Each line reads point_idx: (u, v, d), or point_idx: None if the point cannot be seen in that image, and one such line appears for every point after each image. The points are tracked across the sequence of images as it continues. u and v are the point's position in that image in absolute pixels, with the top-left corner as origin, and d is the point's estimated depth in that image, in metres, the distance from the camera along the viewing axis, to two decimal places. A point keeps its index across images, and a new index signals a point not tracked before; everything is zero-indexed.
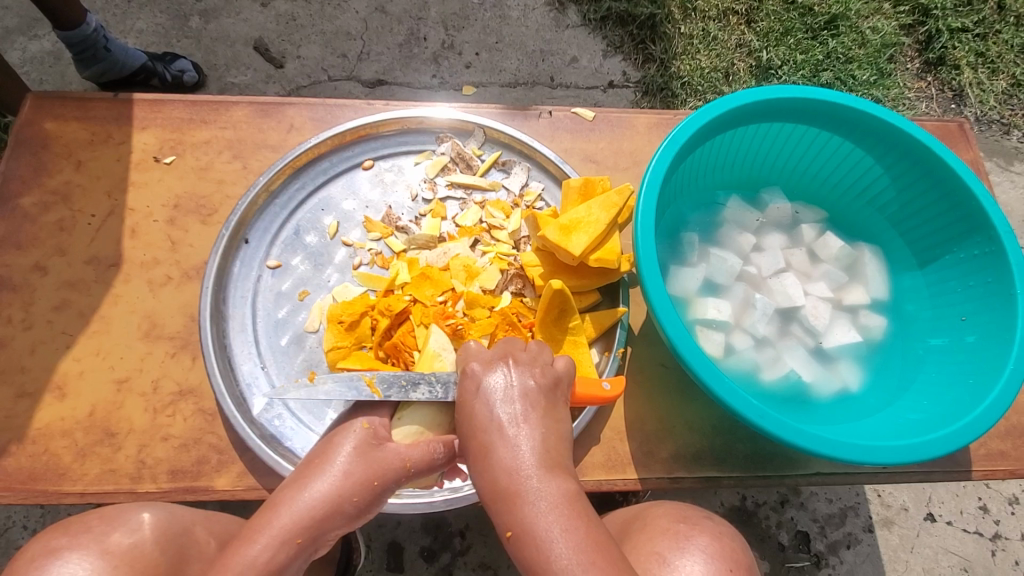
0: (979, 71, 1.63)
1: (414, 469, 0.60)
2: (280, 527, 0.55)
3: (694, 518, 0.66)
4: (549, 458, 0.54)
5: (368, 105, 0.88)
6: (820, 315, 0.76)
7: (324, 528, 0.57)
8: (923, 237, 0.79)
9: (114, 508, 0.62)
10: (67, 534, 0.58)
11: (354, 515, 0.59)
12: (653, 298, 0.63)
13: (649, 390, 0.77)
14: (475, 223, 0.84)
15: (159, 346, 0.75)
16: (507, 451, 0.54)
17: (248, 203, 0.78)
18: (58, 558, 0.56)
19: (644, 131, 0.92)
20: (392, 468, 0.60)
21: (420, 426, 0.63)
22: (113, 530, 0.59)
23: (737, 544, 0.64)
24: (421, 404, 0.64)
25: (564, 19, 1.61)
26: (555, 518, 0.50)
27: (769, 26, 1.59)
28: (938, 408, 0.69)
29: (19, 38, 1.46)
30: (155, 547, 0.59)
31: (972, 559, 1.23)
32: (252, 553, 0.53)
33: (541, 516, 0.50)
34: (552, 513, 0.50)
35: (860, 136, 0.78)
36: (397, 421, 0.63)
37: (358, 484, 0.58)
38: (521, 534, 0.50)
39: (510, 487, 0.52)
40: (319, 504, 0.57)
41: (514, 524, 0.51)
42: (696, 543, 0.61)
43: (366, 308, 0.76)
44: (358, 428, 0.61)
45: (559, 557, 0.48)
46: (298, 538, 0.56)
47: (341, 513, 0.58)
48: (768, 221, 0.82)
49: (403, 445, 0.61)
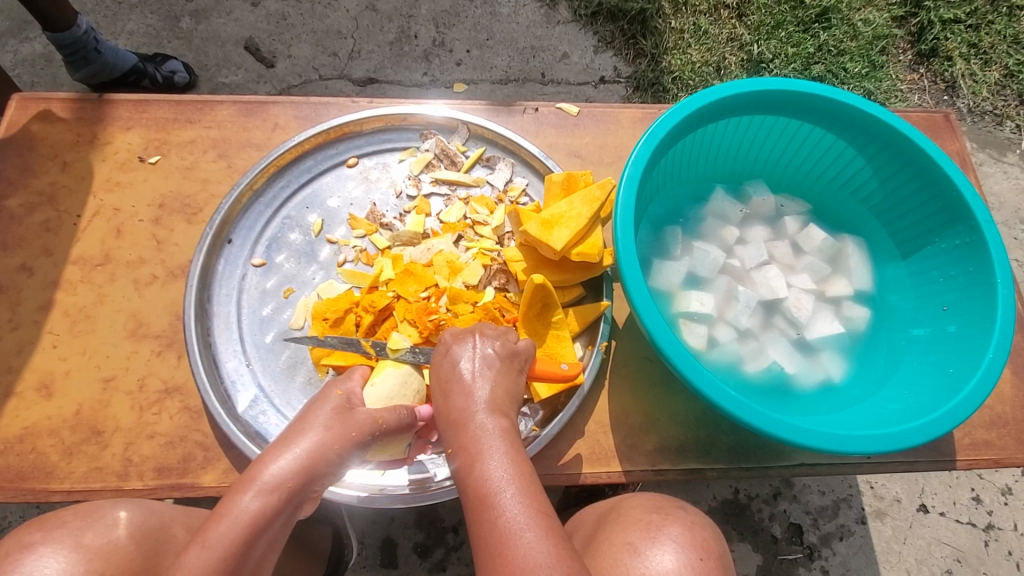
0: (972, 63, 1.62)
1: (384, 427, 0.61)
2: (269, 476, 0.54)
3: (668, 509, 0.66)
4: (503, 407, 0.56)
5: (351, 103, 0.89)
6: (803, 307, 0.76)
7: (314, 476, 0.57)
8: (906, 227, 0.79)
9: (91, 504, 0.62)
10: (41, 529, 0.58)
11: (337, 467, 0.59)
12: (630, 289, 0.64)
13: (633, 383, 0.78)
14: (459, 219, 0.85)
15: (145, 345, 0.75)
16: (467, 387, 0.56)
17: (231, 203, 0.78)
18: (33, 553, 0.55)
19: (629, 126, 0.92)
20: (368, 428, 0.60)
21: (390, 393, 0.66)
22: (88, 526, 0.59)
23: (709, 534, 0.64)
24: (391, 374, 0.68)
25: (555, 15, 1.61)
26: (496, 440, 0.52)
27: (760, 20, 1.58)
28: (919, 398, 0.69)
29: (10, 41, 1.47)
30: (131, 543, 0.60)
31: (964, 550, 1.23)
32: (242, 503, 0.52)
33: (484, 436, 0.53)
34: (491, 436, 0.53)
35: (842, 127, 0.78)
36: (369, 386, 0.66)
37: (340, 437, 0.58)
38: (462, 449, 0.53)
39: (458, 416, 0.55)
40: (308, 459, 0.56)
41: (459, 439, 0.54)
42: (667, 533, 0.62)
43: (350, 305, 0.76)
44: (332, 396, 0.62)
45: (489, 472, 0.50)
46: (289, 483, 0.55)
47: (326, 462, 0.57)
48: (752, 213, 0.82)
49: (375, 409, 0.63)
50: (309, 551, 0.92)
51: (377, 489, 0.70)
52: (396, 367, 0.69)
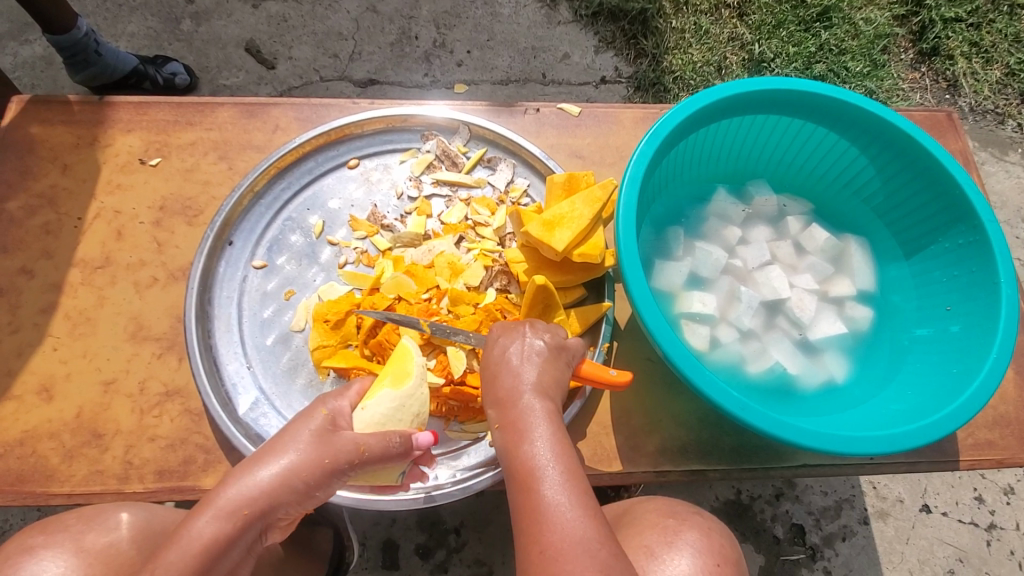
0: (973, 61, 1.62)
1: (365, 455, 0.60)
2: (226, 499, 0.55)
3: (685, 514, 0.66)
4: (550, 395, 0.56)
5: (352, 104, 0.88)
6: (805, 307, 0.76)
7: (276, 502, 0.56)
8: (909, 227, 0.79)
9: (92, 507, 0.62)
10: (43, 532, 0.60)
11: (304, 493, 0.58)
12: (633, 289, 0.63)
13: (634, 384, 0.77)
14: (460, 220, 0.85)
15: (145, 347, 0.75)
16: (519, 366, 0.57)
17: (232, 205, 0.78)
18: (33, 556, 0.57)
19: (631, 126, 0.92)
20: (346, 455, 0.59)
21: (382, 418, 0.63)
22: (89, 529, 0.59)
23: (725, 541, 0.64)
24: (387, 398, 0.64)
25: (555, 15, 1.61)
26: (545, 422, 0.54)
27: (761, 19, 1.58)
28: (922, 398, 0.69)
29: (10, 43, 1.47)
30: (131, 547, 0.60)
31: (967, 550, 1.23)
32: (197, 526, 0.53)
33: (533, 418, 0.54)
34: (539, 420, 0.54)
35: (845, 127, 0.77)
36: (360, 410, 0.63)
37: (312, 464, 0.57)
38: (512, 428, 0.54)
39: (506, 396, 0.56)
40: (270, 484, 0.56)
41: (509, 416, 0.54)
42: (684, 538, 0.61)
43: (351, 306, 0.76)
44: (317, 415, 0.60)
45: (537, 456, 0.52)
46: (245, 510, 0.55)
47: (289, 489, 0.57)
48: (754, 213, 0.82)
49: (361, 434, 0.61)
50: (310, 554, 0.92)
51: (380, 491, 0.70)
52: (394, 389, 0.64)
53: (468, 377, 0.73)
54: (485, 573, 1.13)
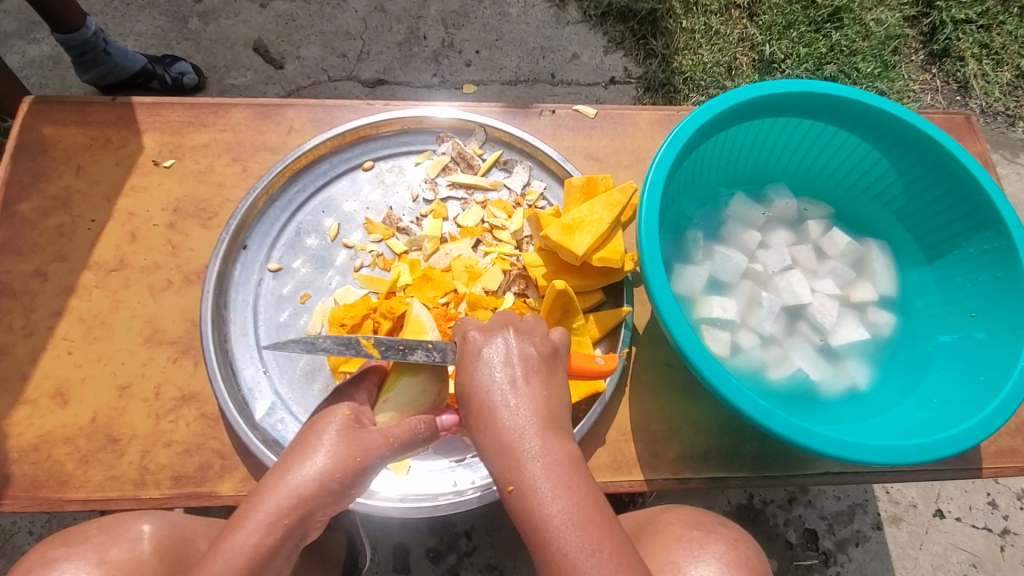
0: (984, 63, 1.61)
1: (396, 444, 0.60)
2: (266, 510, 0.54)
3: (709, 525, 0.67)
4: (543, 421, 0.53)
5: (367, 105, 0.88)
6: (827, 313, 0.75)
7: (313, 506, 0.56)
8: (932, 232, 0.78)
9: (114, 517, 0.62)
10: (64, 545, 0.58)
11: (340, 493, 0.58)
12: (656, 296, 0.63)
13: (654, 391, 0.76)
14: (477, 223, 0.84)
15: (161, 351, 0.75)
16: (508, 409, 0.53)
17: (248, 207, 0.77)
18: (56, 569, 0.56)
19: (647, 128, 0.91)
20: (375, 449, 0.59)
21: (405, 406, 0.63)
22: (112, 541, 0.59)
23: (751, 552, 0.65)
24: (405, 385, 0.64)
25: (565, 15, 1.60)
26: (558, 475, 0.50)
27: (772, 19, 1.57)
28: (948, 406, 0.68)
29: (18, 42, 1.46)
30: (152, 557, 0.59)
31: (980, 555, 1.22)
32: (240, 538, 0.52)
33: (544, 473, 0.50)
34: (551, 475, 0.50)
35: (867, 129, 0.76)
36: (382, 402, 0.64)
37: (344, 463, 0.57)
38: (525, 488, 0.49)
39: (511, 444, 0.51)
40: (306, 487, 0.56)
41: (518, 478, 0.50)
42: (711, 551, 0.62)
43: (368, 310, 0.75)
44: (340, 415, 0.60)
45: (558, 516, 0.48)
46: (285, 519, 0.54)
47: (325, 492, 0.56)
48: (774, 216, 0.81)
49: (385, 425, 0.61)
50: (322, 559, 0.91)
51: (399, 498, 0.69)
52: (412, 376, 0.64)
53: None
54: None
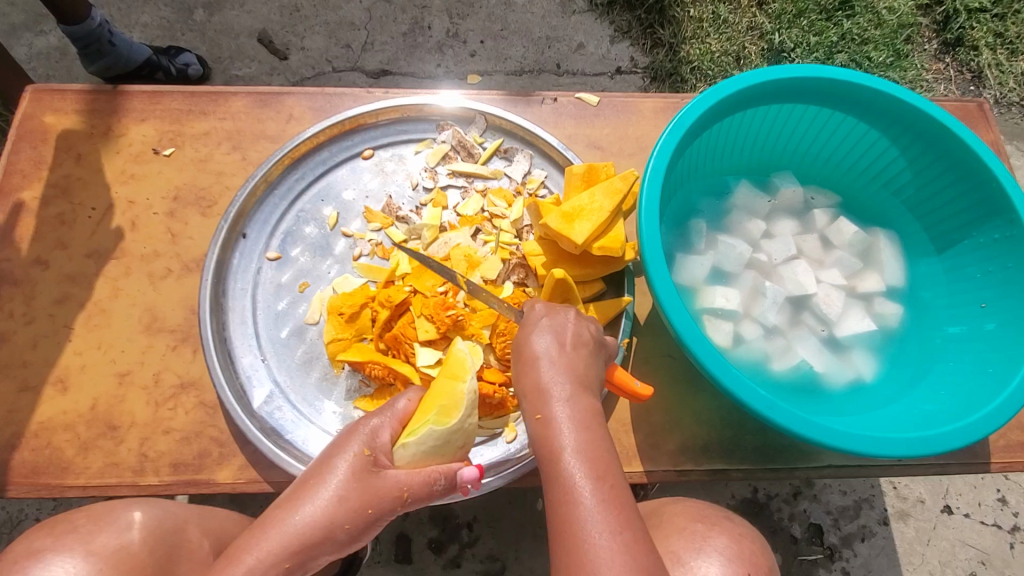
0: (998, 52, 1.57)
1: (410, 498, 0.59)
2: (267, 552, 0.54)
3: (714, 518, 0.66)
4: (576, 372, 0.54)
5: (367, 93, 0.87)
6: (833, 303, 0.74)
7: (313, 553, 0.56)
8: (942, 220, 0.76)
9: (104, 506, 0.62)
10: (51, 535, 0.59)
11: (345, 542, 0.58)
12: (656, 282, 0.62)
13: (655, 382, 0.75)
14: (477, 212, 0.83)
15: (160, 339, 0.75)
16: (544, 356, 0.54)
17: (246, 196, 0.77)
18: (42, 560, 0.56)
19: (651, 116, 0.89)
20: (388, 499, 0.58)
21: (424, 455, 0.61)
22: (101, 531, 0.59)
23: (756, 547, 0.63)
24: (427, 436, 0.60)
25: (571, 4, 1.58)
26: (582, 416, 0.52)
27: (782, 7, 1.54)
28: (956, 399, 0.67)
29: (25, 34, 1.47)
30: (144, 547, 0.60)
31: (989, 552, 1.20)
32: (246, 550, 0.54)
33: (570, 410, 0.52)
34: (573, 418, 0.51)
35: (876, 116, 0.75)
36: (401, 448, 0.60)
37: (354, 511, 0.57)
38: (551, 418, 0.51)
39: (541, 386, 0.53)
40: (312, 528, 0.56)
41: (549, 408, 0.52)
42: (714, 544, 0.61)
43: (366, 299, 0.75)
44: (356, 454, 0.58)
45: (568, 448, 0.50)
46: (285, 562, 0.55)
47: (331, 541, 0.57)
48: (780, 206, 0.79)
49: (403, 475, 0.59)
50: None
51: None
52: (439, 426, 0.60)
53: (485, 373, 0.72)
54: (497, 568, 1.12)
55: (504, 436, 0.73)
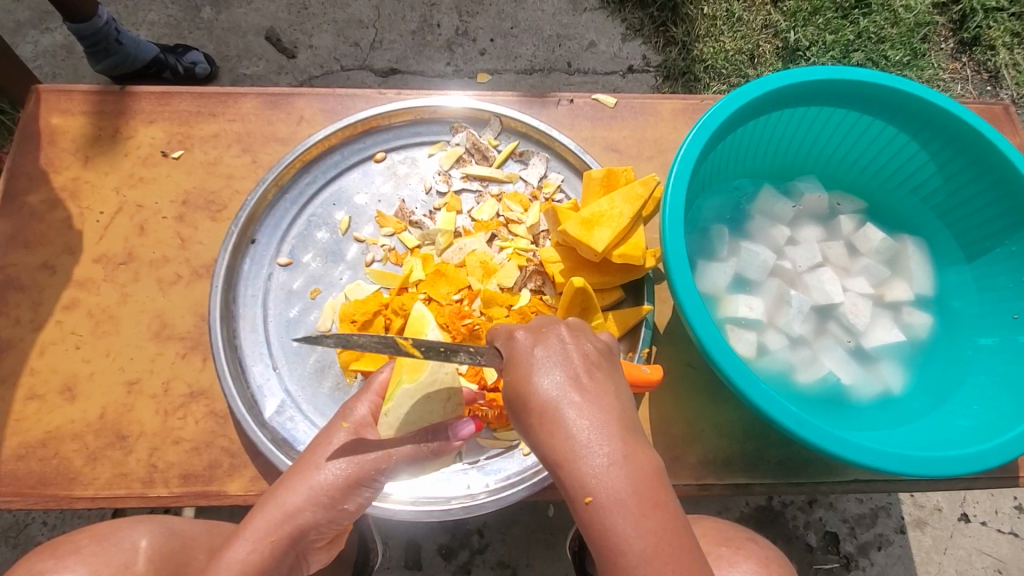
0: (1016, 52, 1.53)
1: (398, 457, 0.59)
2: (253, 529, 0.57)
3: (739, 540, 0.64)
4: (615, 426, 0.45)
5: (379, 94, 0.85)
6: (860, 313, 0.71)
7: (302, 528, 0.58)
8: (973, 228, 0.73)
9: (108, 525, 0.61)
10: (54, 556, 0.57)
11: (335, 513, 0.59)
12: (680, 293, 0.59)
13: (676, 392, 0.74)
14: (492, 217, 0.81)
15: (169, 346, 0.73)
16: (574, 415, 0.45)
17: (257, 200, 0.75)
18: None
19: (670, 118, 0.87)
20: (374, 464, 0.59)
21: (410, 417, 0.59)
22: (109, 550, 0.58)
23: (782, 573, 0.63)
24: (404, 397, 0.59)
25: (582, 2, 1.55)
26: (645, 487, 0.43)
27: (797, 5, 1.51)
28: (991, 415, 0.64)
29: (32, 32, 1.45)
30: (150, 567, 0.58)
31: (1008, 562, 1.17)
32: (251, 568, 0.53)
33: (628, 484, 0.43)
34: (628, 493, 0.43)
35: (906, 119, 0.72)
36: (384, 416, 0.59)
37: (337, 479, 0.58)
38: (607, 501, 0.42)
39: (577, 454, 0.44)
40: (298, 500, 0.57)
41: (605, 481, 0.43)
42: (741, 570, 0.60)
43: (379, 307, 0.73)
44: (340, 430, 0.60)
45: (630, 534, 0.42)
46: (272, 536, 0.57)
47: (317, 509, 0.58)
48: (804, 210, 0.77)
49: (388, 440, 0.59)
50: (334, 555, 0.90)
51: (411, 501, 0.67)
52: (411, 384, 0.59)
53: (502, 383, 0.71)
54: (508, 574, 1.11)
55: (519, 449, 0.71)
